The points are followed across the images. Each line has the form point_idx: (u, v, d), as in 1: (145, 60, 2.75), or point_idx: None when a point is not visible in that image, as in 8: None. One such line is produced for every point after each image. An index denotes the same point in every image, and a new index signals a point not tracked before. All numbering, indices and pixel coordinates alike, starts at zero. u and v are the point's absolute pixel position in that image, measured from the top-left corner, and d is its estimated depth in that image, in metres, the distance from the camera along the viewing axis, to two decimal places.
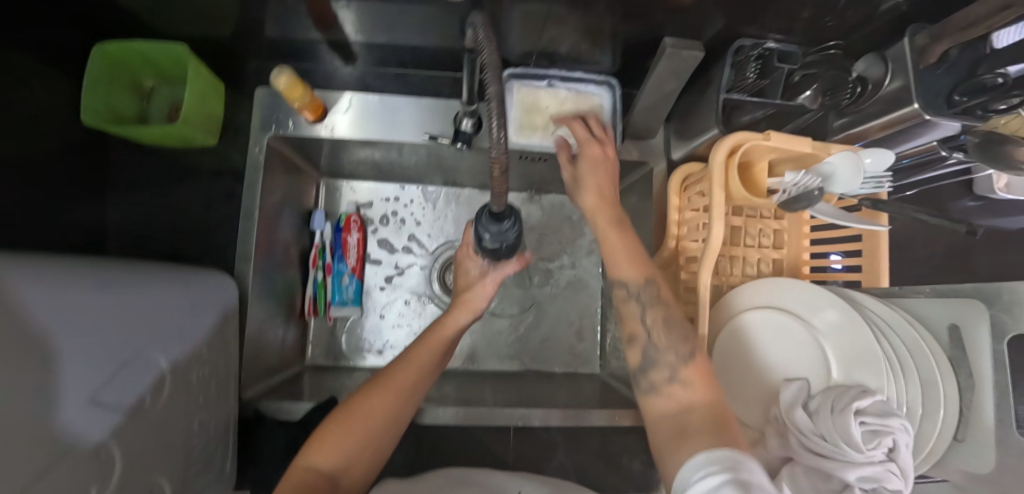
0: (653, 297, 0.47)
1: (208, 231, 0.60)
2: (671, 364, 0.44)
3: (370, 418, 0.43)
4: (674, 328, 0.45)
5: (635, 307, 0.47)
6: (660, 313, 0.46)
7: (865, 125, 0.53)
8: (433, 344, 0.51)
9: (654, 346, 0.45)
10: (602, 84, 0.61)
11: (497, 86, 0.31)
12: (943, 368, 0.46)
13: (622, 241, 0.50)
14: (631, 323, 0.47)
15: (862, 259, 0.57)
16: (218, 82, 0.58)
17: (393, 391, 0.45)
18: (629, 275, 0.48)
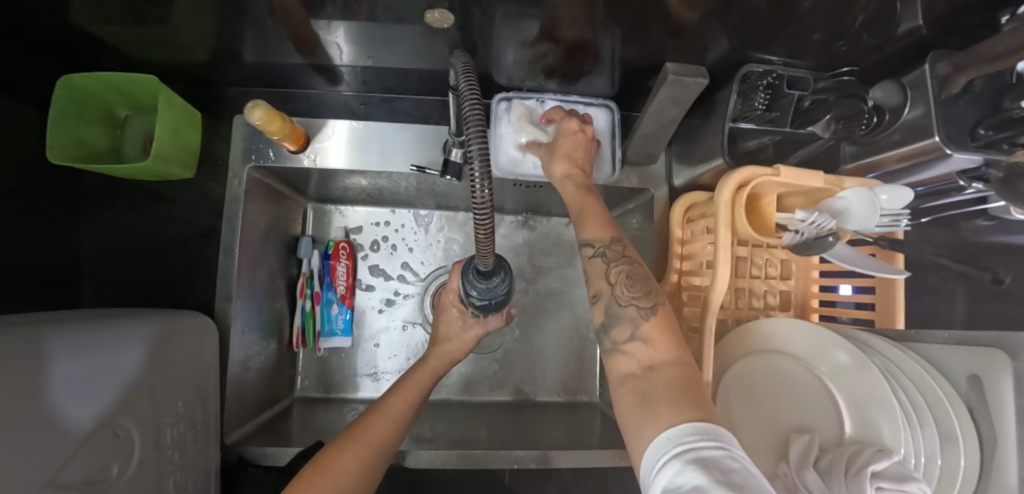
0: (617, 255, 0.43)
1: (186, 268, 0.57)
2: (632, 320, 0.39)
3: (341, 474, 0.41)
4: (642, 286, 0.41)
5: (599, 264, 0.43)
6: (623, 270, 0.42)
7: (879, 155, 0.50)
8: (404, 396, 0.52)
9: (616, 301, 0.41)
10: (601, 106, 0.58)
11: (480, 143, 0.30)
12: (962, 421, 0.43)
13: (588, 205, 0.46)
14: (595, 281, 0.43)
15: (875, 298, 0.55)
16: (194, 111, 0.54)
17: (364, 446, 0.45)
18: (593, 234, 0.44)
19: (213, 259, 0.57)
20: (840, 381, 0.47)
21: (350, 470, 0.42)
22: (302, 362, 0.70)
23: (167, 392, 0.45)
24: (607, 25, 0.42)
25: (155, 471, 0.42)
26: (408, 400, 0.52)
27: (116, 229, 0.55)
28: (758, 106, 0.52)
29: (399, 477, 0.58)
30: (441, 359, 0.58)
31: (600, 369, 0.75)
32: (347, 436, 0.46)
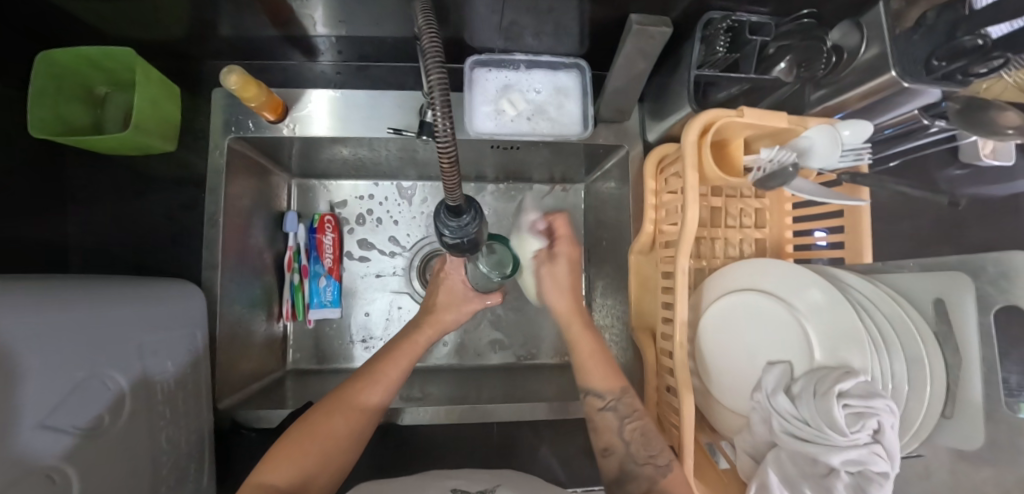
0: (627, 410, 0.52)
1: (173, 240, 0.58)
2: (649, 475, 0.47)
3: (331, 436, 0.45)
4: (651, 438, 0.49)
5: (612, 420, 0.51)
6: (638, 427, 0.50)
7: (842, 96, 0.50)
8: (395, 362, 0.52)
9: (632, 459, 0.49)
10: (571, 67, 0.59)
11: (440, 75, 0.27)
12: (929, 344, 0.45)
13: (593, 354, 0.55)
14: (607, 435, 0.51)
15: (845, 236, 0.55)
16: (171, 84, 0.55)
17: (354, 408, 0.47)
18: (602, 388, 0.53)
19: (198, 232, 0.58)
20: (813, 316, 0.48)
21: (334, 436, 0.45)
22: (293, 335, 0.72)
23: (155, 352, 0.46)
24: None
25: (147, 429, 0.44)
26: (399, 366, 0.52)
27: (101, 203, 0.57)
28: (721, 49, 0.51)
29: (391, 436, 0.59)
30: (434, 327, 0.58)
31: None
32: (331, 400, 0.47)
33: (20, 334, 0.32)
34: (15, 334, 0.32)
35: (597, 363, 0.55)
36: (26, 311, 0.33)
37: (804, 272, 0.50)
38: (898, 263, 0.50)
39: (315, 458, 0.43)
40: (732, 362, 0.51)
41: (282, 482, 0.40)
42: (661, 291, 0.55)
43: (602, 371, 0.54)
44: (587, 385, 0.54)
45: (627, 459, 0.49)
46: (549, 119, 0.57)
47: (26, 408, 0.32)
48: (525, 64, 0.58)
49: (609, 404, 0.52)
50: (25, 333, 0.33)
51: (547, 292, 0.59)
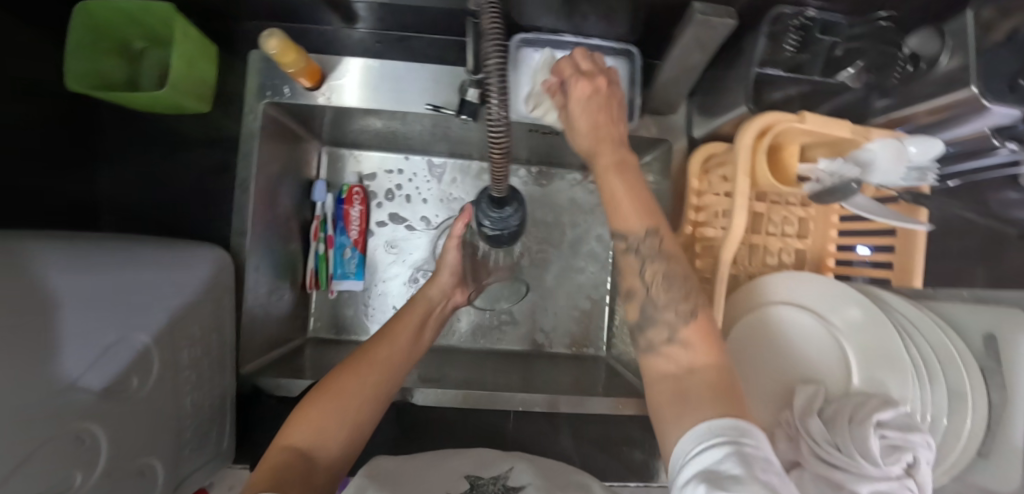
0: (655, 247, 0.38)
1: (203, 203, 0.58)
2: (669, 323, 0.37)
3: (346, 395, 0.43)
4: (675, 284, 0.38)
5: (634, 261, 0.40)
6: (660, 270, 0.39)
7: (911, 108, 0.48)
8: (406, 327, 0.53)
9: (652, 303, 0.38)
10: (621, 53, 0.55)
11: (498, 58, 0.27)
12: (975, 378, 0.42)
13: (630, 192, 0.40)
14: (630, 278, 0.41)
15: (894, 256, 0.52)
16: (209, 43, 0.54)
17: (376, 364, 0.47)
18: (629, 223, 0.39)
19: (229, 196, 0.58)
20: (852, 336, 0.46)
21: (354, 396, 0.43)
22: (314, 304, 0.72)
23: (186, 315, 0.46)
24: None
25: (176, 389, 0.44)
26: (410, 327, 0.53)
27: (135, 162, 0.56)
28: (790, 49, 0.47)
29: (407, 413, 0.60)
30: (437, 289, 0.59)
31: (607, 325, 0.75)
32: (354, 362, 0.46)
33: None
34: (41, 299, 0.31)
35: (629, 195, 0.40)
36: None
37: (844, 290, 0.48)
38: (950, 292, 0.48)
39: (338, 420, 0.41)
40: (761, 373, 0.50)
41: (306, 443, 0.39)
42: (693, 295, 0.54)
43: (635, 206, 0.39)
44: (615, 222, 0.40)
45: (647, 303, 0.39)
46: None
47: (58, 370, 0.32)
48: (576, 46, 0.55)
49: (631, 245, 0.39)
50: None
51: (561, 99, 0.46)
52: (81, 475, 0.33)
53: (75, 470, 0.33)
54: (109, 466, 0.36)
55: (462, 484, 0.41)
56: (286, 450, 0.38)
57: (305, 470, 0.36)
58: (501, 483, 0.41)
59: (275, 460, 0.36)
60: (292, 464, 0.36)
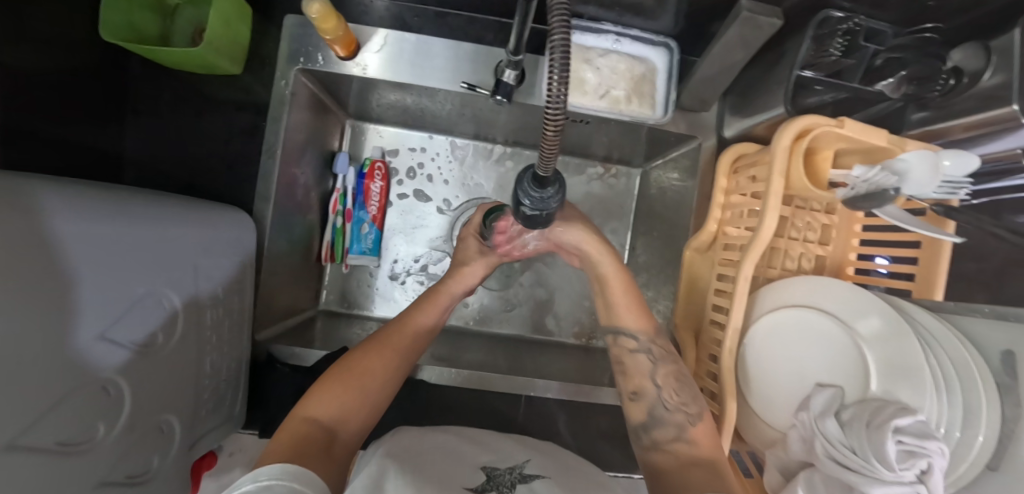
0: (661, 353, 0.48)
1: (228, 166, 0.57)
2: (677, 425, 0.43)
3: (368, 377, 0.43)
4: (683, 386, 0.45)
5: (643, 363, 0.47)
6: (671, 372, 0.46)
7: (947, 123, 0.47)
8: (426, 314, 0.52)
9: (663, 403, 0.45)
10: (659, 45, 0.55)
11: (564, 36, 0.24)
12: (990, 393, 0.43)
13: (625, 291, 0.50)
14: (637, 378, 0.47)
15: (916, 268, 0.52)
16: (244, 3, 0.53)
17: (399, 348, 0.47)
18: (636, 327, 0.49)
19: (254, 161, 0.57)
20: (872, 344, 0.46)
21: (371, 377, 0.43)
22: (328, 276, 0.72)
23: (208, 276, 0.46)
24: None
25: (197, 350, 0.44)
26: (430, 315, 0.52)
27: (164, 119, 0.56)
28: (834, 53, 0.47)
29: (418, 392, 0.60)
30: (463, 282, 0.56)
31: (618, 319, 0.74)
32: (375, 344, 0.46)
33: (90, 251, 0.32)
34: (83, 244, 0.31)
35: (629, 300, 0.50)
36: (94, 220, 0.33)
37: (868, 298, 0.48)
38: (971, 306, 0.48)
39: (356, 399, 0.41)
40: (775, 376, 0.50)
41: (326, 417, 0.39)
42: (712, 293, 0.54)
43: (635, 314, 0.49)
44: (620, 324, 0.50)
45: (657, 405, 0.45)
46: (628, 98, 0.54)
47: (92, 318, 0.32)
48: (616, 35, 0.54)
49: (641, 346, 0.48)
50: (91, 248, 0.32)
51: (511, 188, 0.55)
52: (103, 427, 0.33)
53: (98, 422, 0.33)
54: (130, 422, 0.36)
55: (480, 475, 0.39)
56: (307, 422, 0.38)
57: (324, 442, 0.36)
58: (519, 471, 0.40)
59: (297, 430, 0.36)
60: (313, 436, 0.36)
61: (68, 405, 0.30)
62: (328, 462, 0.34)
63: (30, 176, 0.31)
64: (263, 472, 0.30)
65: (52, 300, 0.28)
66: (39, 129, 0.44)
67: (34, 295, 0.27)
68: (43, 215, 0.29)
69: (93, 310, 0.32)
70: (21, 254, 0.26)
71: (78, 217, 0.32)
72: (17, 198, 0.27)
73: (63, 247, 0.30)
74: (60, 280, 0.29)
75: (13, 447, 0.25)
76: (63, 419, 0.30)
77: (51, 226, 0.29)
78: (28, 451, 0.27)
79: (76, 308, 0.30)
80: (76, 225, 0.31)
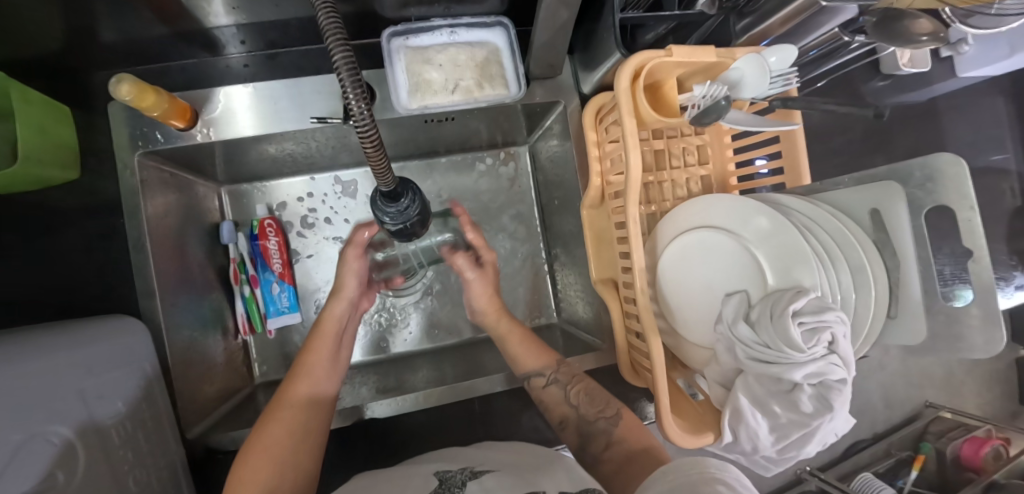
0: (568, 377, 0.53)
1: (97, 273, 0.53)
2: (606, 430, 0.48)
3: (274, 444, 0.42)
4: (595, 398, 0.51)
5: (556, 391, 0.52)
6: (581, 390, 0.52)
7: (765, 23, 0.49)
8: (315, 364, 0.51)
9: (584, 420, 0.49)
10: (494, 25, 0.55)
11: (347, 51, 0.21)
12: (869, 252, 0.47)
13: (524, 342, 0.58)
14: (558, 408, 0.51)
15: (783, 160, 0.56)
16: (57, 105, 0.49)
17: (300, 405, 0.47)
18: (541, 364, 0.54)
19: (126, 261, 0.54)
20: (761, 244, 0.50)
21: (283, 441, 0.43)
22: (255, 348, 0.69)
23: (102, 397, 0.44)
24: None
25: (112, 474, 0.42)
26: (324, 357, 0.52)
27: (9, 249, 0.52)
28: None
29: (375, 430, 0.59)
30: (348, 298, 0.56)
31: (553, 292, 0.75)
32: (273, 408, 0.46)
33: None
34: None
35: (526, 347, 0.57)
36: None
37: (747, 204, 0.51)
38: (835, 180, 0.51)
39: (277, 475, 0.40)
40: (693, 302, 0.52)
41: None
42: (616, 242, 0.55)
43: (538, 351, 0.56)
44: (527, 368, 0.55)
45: (581, 423, 0.49)
46: (479, 85, 0.54)
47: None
48: (449, 28, 0.54)
49: (550, 377, 0.53)
50: None
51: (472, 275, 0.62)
52: None
53: None
54: None
55: (432, 480, 0.40)
56: None
57: None
58: (470, 469, 0.41)
59: None
60: None
61: None
62: None
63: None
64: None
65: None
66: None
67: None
68: None
69: None
70: None
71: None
72: None
73: None
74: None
75: None
76: None
77: None
78: None
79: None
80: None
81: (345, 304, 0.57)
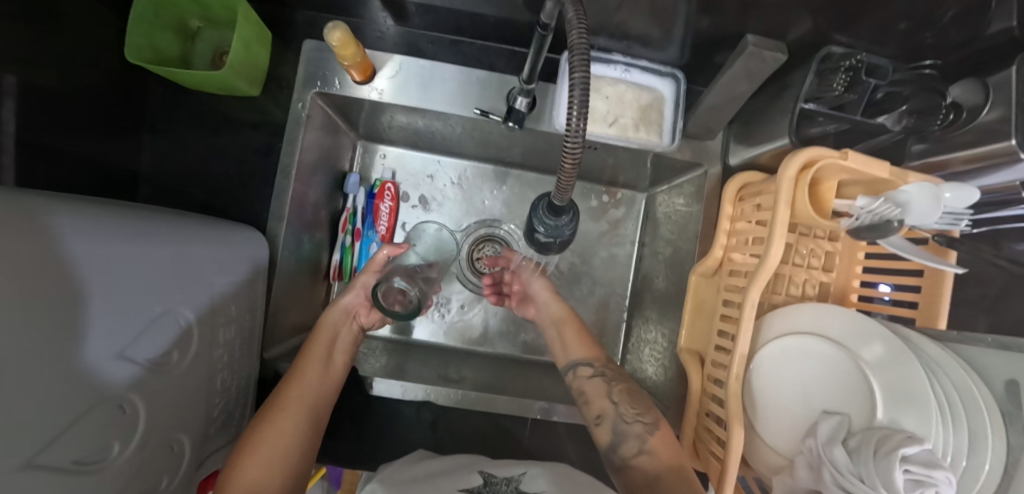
0: (614, 375, 0.54)
1: (241, 184, 0.59)
2: (639, 437, 0.48)
3: (282, 434, 0.44)
4: (637, 399, 0.52)
5: (601, 385, 0.53)
6: (624, 389, 0.53)
7: (947, 155, 0.48)
8: (313, 359, 0.52)
9: (621, 419, 0.50)
10: (666, 75, 0.57)
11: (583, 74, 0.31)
12: (995, 422, 0.42)
13: (577, 329, 0.59)
14: (599, 401, 0.52)
15: (919, 296, 0.53)
16: (265, 29, 0.55)
17: (299, 399, 0.47)
18: (590, 355, 0.56)
19: (269, 180, 0.59)
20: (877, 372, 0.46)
21: (289, 435, 0.45)
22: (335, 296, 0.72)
23: (225, 296, 0.47)
24: None
25: (209, 368, 0.45)
26: (321, 353, 0.53)
27: (182, 139, 0.59)
28: (837, 88, 0.48)
29: (424, 414, 0.60)
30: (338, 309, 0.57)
31: (624, 341, 0.74)
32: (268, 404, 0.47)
33: (106, 269, 0.33)
34: (96, 267, 0.32)
35: (578, 336, 0.59)
36: (116, 241, 0.35)
37: (870, 324, 0.48)
38: (974, 337, 0.48)
39: (282, 460, 0.43)
40: (783, 407, 0.51)
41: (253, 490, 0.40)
42: (718, 318, 0.55)
43: (582, 341, 0.57)
44: (577, 355, 0.56)
45: (617, 421, 0.50)
46: (635, 126, 0.56)
47: (108, 339, 0.33)
48: (625, 65, 0.57)
49: (597, 369, 0.55)
50: (108, 269, 0.33)
51: (536, 303, 0.63)
52: (118, 446, 0.35)
53: (113, 440, 0.34)
54: (141, 444, 0.37)
55: (477, 478, 0.42)
56: None
57: None
58: (515, 485, 0.41)
59: None
60: None
61: (72, 434, 0.30)
62: None
63: (48, 195, 0.32)
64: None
65: (70, 305, 0.30)
66: (46, 138, 0.45)
67: (42, 305, 0.28)
68: (59, 240, 0.30)
69: (105, 332, 0.33)
70: (44, 271, 0.28)
71: (99, 236, 0.34)
72: (44, 222, 0.30)
73: (73, 270, 0.30)
74: (81, 282, 0.31)
75: (31, 463, 0.27)
76: (80, 438, 0.31)
77: (57, 243, 0.30)
78: (45, 469, 0.28)
79: (90, 320, 0.32)
80: (99, 242, 0.33)
81: (344, 310, 0.58)
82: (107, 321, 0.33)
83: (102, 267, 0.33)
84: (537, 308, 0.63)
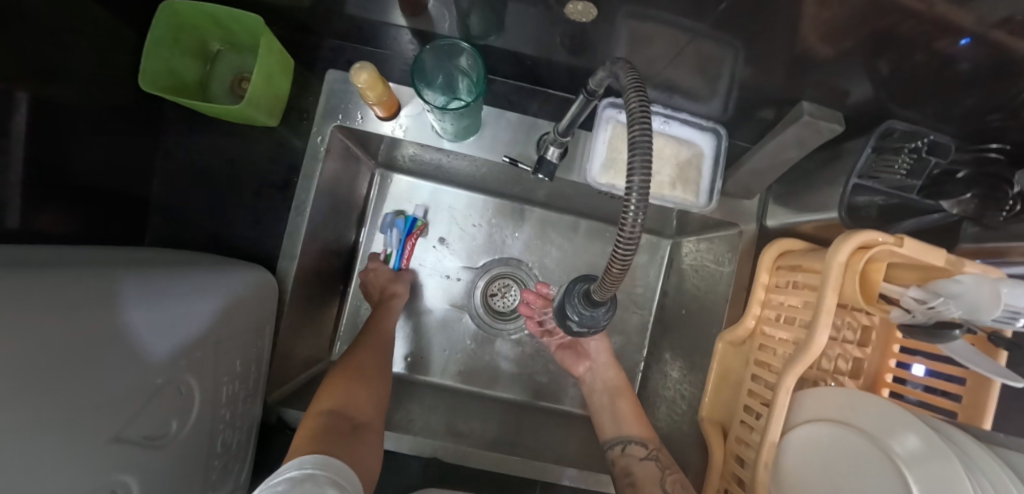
0: (667, 462, 0.53)
1: (253, 217, 0.56)
2: None
3: (352, 384, 0.49)
4: None
5: (655, 473, 0.51)
6: (678, 481, 0.50)
7: (1010, 243, 0.45)
8: (367, 352, 0.55)
9: None
10: (707, 130, 0.54)
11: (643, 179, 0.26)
12: None
13: (633, 409, 0.59)
14: (649, 490, 0.49)
15: (962, 389, 0.48)
16: (288, 58, 0.52)
17: (358, 373, 0.51)
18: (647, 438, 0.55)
19: (282, 214, 0.57)
20: (911, 466, 0.40)
21: (354, 398, 0.48)
22: (343, 327, 0.71)
23: (231, 350, 0.44)
24: (737, 47, 0.40)
25: (210, 426, 0.43)
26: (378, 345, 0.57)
27: (193, 166, 0.56)
28: (898, 171, 0.45)
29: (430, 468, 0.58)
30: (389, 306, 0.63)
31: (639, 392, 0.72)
32: (337, 375, 0.51)
33: (102, 345, 0.31)
34: (90, 345, 0.30)
35: (632, 411, 0.59)
36: (119, 311, 0.33)
37: (902, 414, 0.42)
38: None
39: (353, 393, 0.48)
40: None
41: (340, 406, 0.46)
42: (744, 393, 0.52)
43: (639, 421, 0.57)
44: (629, 434, 0.55)
45: None
46: (673, 184, 0.53)
47: (98, 424, 0.30)
48: (665, 117, 0.54)
49: (649, 452, 0.53)
50: (105, 344, 0.31)
51: (590, 366, 0.63)
52: None
53: None
54: None
55: None
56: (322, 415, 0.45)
57: (348, 422, 0.44)
58: None
59: (318, 422, 0.43)
60: (337, 422, 0.43)
61: None
62: (355, 438, 0.42)
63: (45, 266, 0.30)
64: (305, 462, 0.35)
65: (57, 394, 0.27)
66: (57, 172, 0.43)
67: (30, 399, 0.25)
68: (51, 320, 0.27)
69: (98, 415, 0.30)
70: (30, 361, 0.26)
71: (113, 307, 0.32)
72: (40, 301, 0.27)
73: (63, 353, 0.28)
74: (71, 367, 0.28)
75: None
76: None
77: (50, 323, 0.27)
78: None
79: (81, 406, 0.29)
80: (97, 314, 0.31)
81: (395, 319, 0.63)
82: (99, 403, 0.30)
83: (100, 343, 0.31)
84: (589, 376, 0.63)
